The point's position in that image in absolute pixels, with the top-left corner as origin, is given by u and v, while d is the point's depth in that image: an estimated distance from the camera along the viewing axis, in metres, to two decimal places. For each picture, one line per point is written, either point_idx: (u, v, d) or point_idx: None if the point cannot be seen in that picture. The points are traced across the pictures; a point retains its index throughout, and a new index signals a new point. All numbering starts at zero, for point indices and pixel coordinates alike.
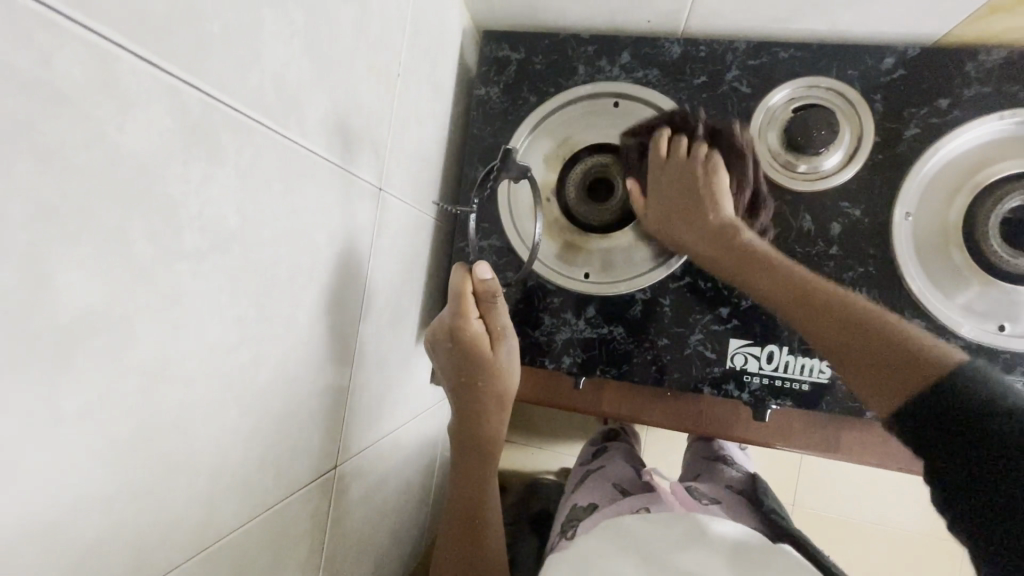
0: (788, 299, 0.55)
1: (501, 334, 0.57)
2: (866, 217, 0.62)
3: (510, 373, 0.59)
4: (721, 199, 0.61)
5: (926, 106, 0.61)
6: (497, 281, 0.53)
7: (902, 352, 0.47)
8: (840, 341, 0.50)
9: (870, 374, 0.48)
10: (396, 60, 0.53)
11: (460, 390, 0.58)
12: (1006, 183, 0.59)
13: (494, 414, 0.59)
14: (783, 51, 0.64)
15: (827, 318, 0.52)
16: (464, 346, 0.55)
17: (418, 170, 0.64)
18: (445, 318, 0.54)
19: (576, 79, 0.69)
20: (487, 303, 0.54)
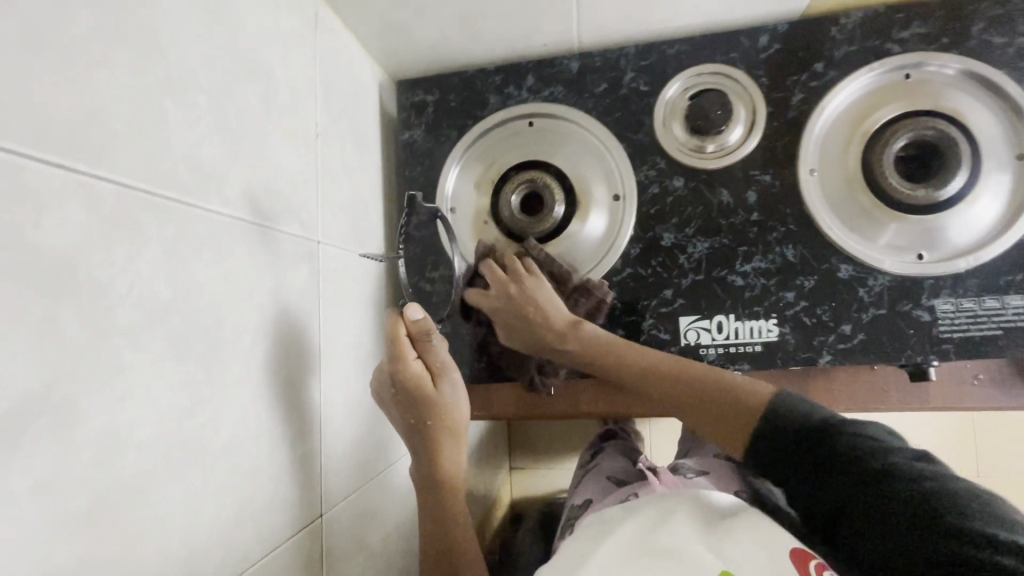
0: (663, 387, 0.58)
1: (442, 370, 0.60)
2: (776, 181, 0.67)
3: (459, 406, 0.62)
4: (548, 300, 0.62)
5: (805, 71, 0.67)
6: (428, 319, 0.58)
7: (744, 412, 0.53)
8: (706, 414, 0.55)
9: (721, 428, 0.54)
10: (310, 124, 0.57)
11: (414, 433, 0.61)
12: (889, 127, 0.64)
13: (451, 448, 0.62)
14: (669, 49, 0.70)
15: (693, 400, 0.56)
16: (408, 386, 0.58)
17: (356, 220, 0.68)
18: (386, 363, 0.58)
19: (489, 109, 0.74)
20: (422, 341, 0.59)
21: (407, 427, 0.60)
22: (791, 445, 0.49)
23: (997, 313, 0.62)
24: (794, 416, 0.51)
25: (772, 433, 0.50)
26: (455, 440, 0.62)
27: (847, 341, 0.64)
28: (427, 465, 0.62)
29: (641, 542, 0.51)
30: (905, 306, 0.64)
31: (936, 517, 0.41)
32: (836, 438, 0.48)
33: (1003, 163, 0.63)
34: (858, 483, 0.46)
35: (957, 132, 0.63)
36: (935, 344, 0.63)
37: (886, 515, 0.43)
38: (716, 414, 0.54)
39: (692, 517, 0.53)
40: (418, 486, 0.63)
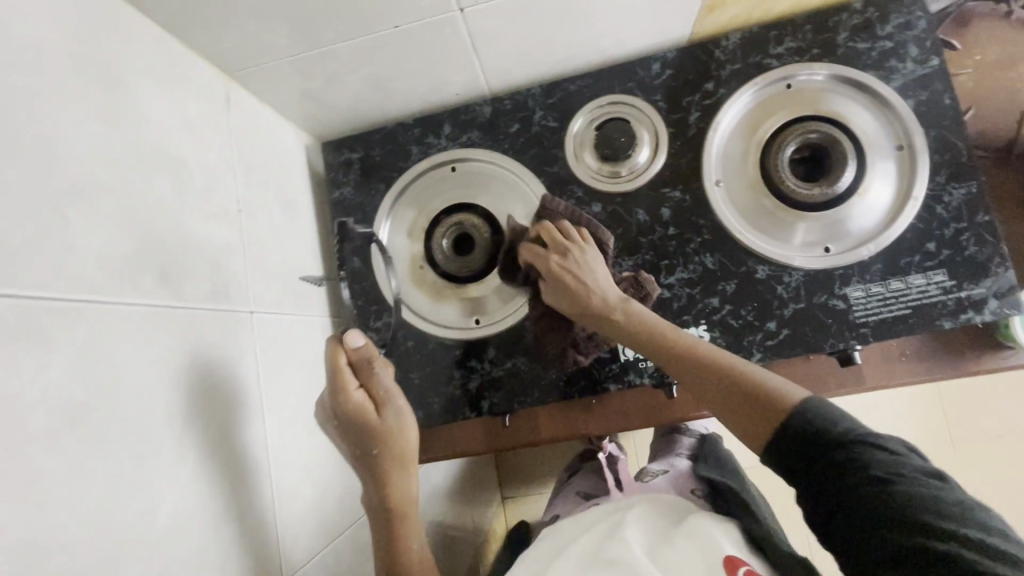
0: (689, 365, 0.57)
1: (385, 398, 0.62)
2: (686, 195, 0.71)
3: (407, 433, 0.63)
4: (590, 271, 0.64)
5: (697, 92, 0.72)
6: (370, 346, 0.61)
7: (765, 407, 0.51)
8: (722, 399, 0.54)
9: (750, 422, 0.52)
10: (232, 200, 0.60)
11: (361, 462, 0.62)
12: (780, 134, 0.69)
13: (400, 475, 0.62)
14: (572, 85, 0.74)
15: (719, 380, 0.55)
16: (351, 417, 0.60)
17: (293, 283, 0.70)
18: (329, 396, 0.60)
19: (413, 159, 0.78)
20: (364, 370, 0.61)
21: (355, 458, 0.61)
22: (804, 443, 0.48)
23: (904, 294, 0.66)
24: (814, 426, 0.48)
25: (796, 432, 0.49)
26: (402, 467, 0.62)
27: (774, 337, 0.67)
28: (377, 495, 0.61)
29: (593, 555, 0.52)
30: (821, 297, 0.67)
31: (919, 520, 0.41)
32: (839, 445, 0.46)
33: (886, 154, 0.68)
34: (844, 482, 0.45)
35: (840, 131, 0.68)
36: (853, 329, 0.66)
37: (868, 517, 0.43)
38: (732, 403, 0.53)
39: (640, 531, 0.55)
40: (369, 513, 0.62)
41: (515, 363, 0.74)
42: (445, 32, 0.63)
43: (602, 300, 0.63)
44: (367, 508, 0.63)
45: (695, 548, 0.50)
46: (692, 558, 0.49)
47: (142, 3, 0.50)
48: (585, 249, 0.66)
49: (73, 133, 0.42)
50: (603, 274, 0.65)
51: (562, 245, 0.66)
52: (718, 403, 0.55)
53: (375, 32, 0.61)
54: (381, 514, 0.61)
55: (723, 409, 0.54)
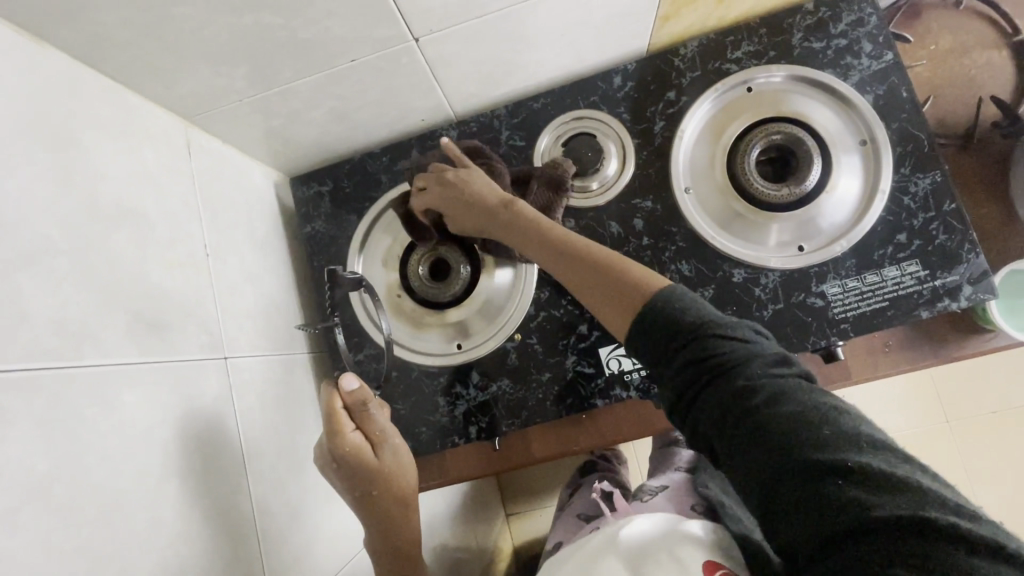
0: (566, 264, 0.60)
1: (382, 438, 0.61)
2: (657, 205, 0.71)
3: (405, 472, 0.62)
4: (482, 187, 0.67)
5: (660, 101, 0.72)
6: (364, 388, 0.59)
7: (625, 285, 0.55)
8: (589, 284, 0.57)
9: (612, 308, 0.55)
10: (198, 246, 0.59)
11: (362, 503, 0.61)
12: (744, 138, 0.70)
13: (402, 516, 0.62)
14: (536, 103, 0.75)
15: (587, 271, 0.58)
16: (348, 461, 0.58)
17: (269, 323, 0.69)
18: (324, 438, 0.59)
19: (383, 188, 0.77)
20: (360, 412, 0.60)
21: (355, 501, 0.60)
22: (679, 359, 0.49)
23: (880, 287, 0.66)
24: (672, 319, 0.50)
25: (670, 329, 0.50)
26: (404, 506, 0.62)
27: None
28: (380, 535, 0.62)
29: None
30: (800, 297, 0.67)
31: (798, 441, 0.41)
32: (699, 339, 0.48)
33: (851, 149, 0.68)
34: (729, 399, 0.46)
35: (803, 130, 0.68)
36: (833, 326, 0.66)
37: (757, 442, 0.43)
38: (597, 286, 0.57)
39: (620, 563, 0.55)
40: (373, 551, 0.63)
41: (500, 386, 0.72)
42: (403, 62, 0.63)
43: (493, 205, 0.66)
44: (369, 547, 0.64)
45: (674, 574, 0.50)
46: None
47: (89, 57, 0.49)
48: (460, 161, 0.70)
49: (23, 198, 0.41)
50: (482, 182, 0.68)
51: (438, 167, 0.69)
52: (589, 292, 0.57)
53: (332, 67, 0.61)
54: (386, 552, 0.62)
55: (591, 298, 0.57)
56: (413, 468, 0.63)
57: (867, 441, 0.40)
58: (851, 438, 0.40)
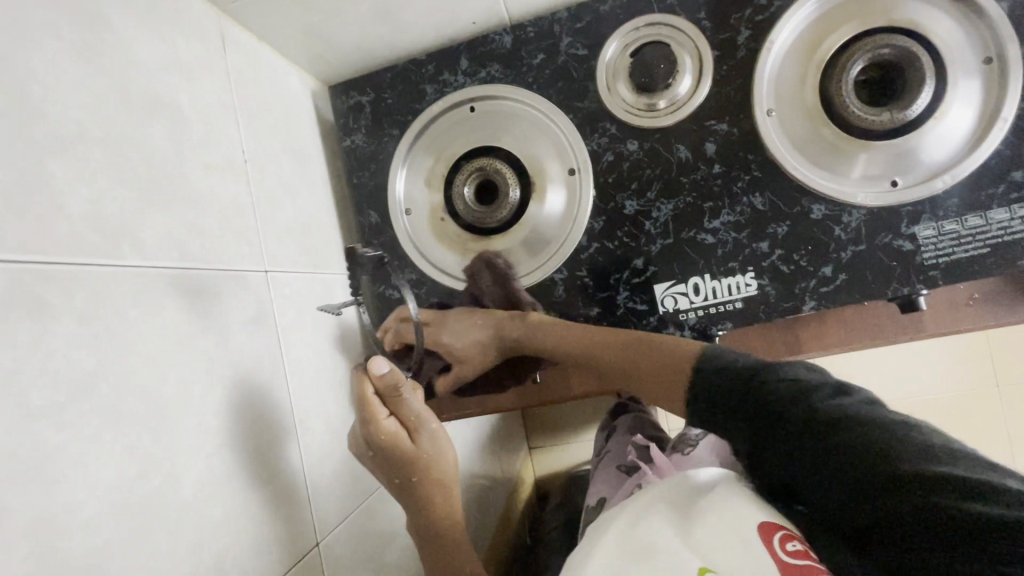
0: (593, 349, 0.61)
1: (417, 423, 0.59)
2: (734, 127, 0.63)
3: (443, 456, 0.60)
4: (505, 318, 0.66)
5: (749, 7, 0.62)
6: (396, 373, 0.57)
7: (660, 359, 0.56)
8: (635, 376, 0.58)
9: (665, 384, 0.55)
10: (235, 149, 0.55)
11: (399, 487, 0.59)
12: (844, 52, 0.60)
13: (442, 499, 0.60)
14: (602, 6, 0.66)
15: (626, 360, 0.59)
16: (384, 448, 0.57)
17: (309, 240, 0.66)
18: (360, 426, 0.58)
19: (427, 99, 0.71)
20: (392, 398, 0.58)
21: (393, 488, 0.59)
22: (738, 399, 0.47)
23: (982, 231, 0.59)
24: (727, 368, 0.50)
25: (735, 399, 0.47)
26: (444, 489, 0.60)
27: (830, 284, 0.61)
28: (422, 520, 0.60)
29: (627, 546, 0.44)
30: (885, 238, 0.61)
31: (870, 461, 0.37)
32: (753, 380, 0.47)
33: (971, 69, 0.59)
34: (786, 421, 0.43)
35: (916, 44, 0.58)
36: (920, 273, 0.60)
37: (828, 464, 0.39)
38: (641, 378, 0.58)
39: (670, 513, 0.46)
40: (416, 535, 0.61)
41: None
42: None
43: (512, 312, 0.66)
44: (415, 534, 0.62)
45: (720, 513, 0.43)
46: (721, 532, 0.41)
47: None
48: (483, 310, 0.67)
49: (48, 74, 0.37)
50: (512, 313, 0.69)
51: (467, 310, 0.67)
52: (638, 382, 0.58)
53: None
54: (431, 538, 0.60)
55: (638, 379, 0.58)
56: (452, 449, 0.61)
57: (942, 451, 0.37)
58: (927, 447, 0.37)
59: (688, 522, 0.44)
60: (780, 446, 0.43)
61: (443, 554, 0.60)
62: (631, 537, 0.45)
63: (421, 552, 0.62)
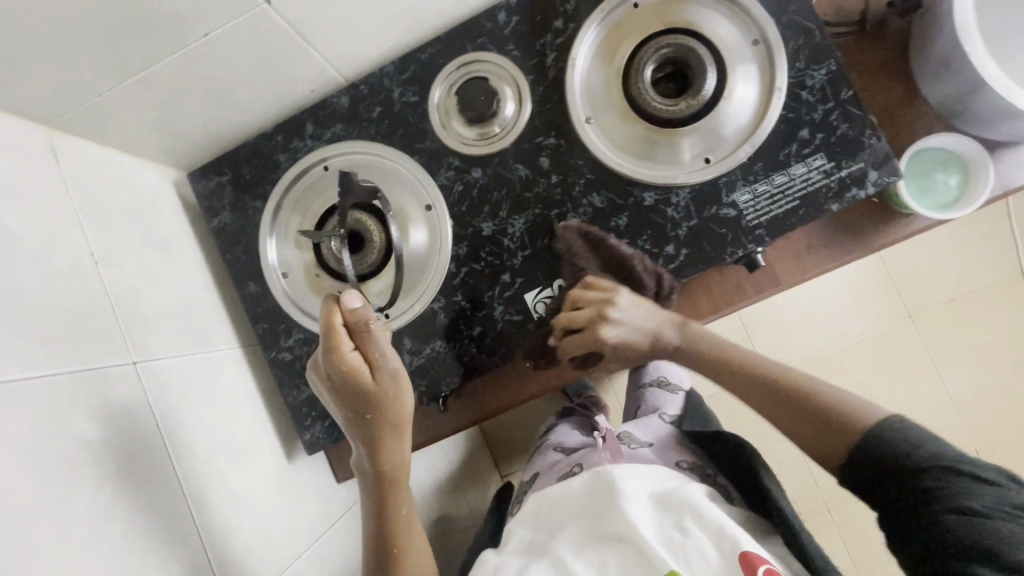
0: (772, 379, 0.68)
1: (382, 363, 0.62)
2: (561, 139, 0.69)
3: (400, 399, 0.63)
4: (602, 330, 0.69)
5: (549, 33, 0.69)
6: (367, 309, 0.59)
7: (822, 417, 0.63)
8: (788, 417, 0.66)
9: (820, 434, 0.63)
10: (83, 254, 0.57)
11: (353, 421, 0.64)
12: (636, 56, 0.67)
13: (392, 442, 0.64)
14: (423, 54, 0.72)
15: (801, 416, 0.65)
16: (343, 377, 0.60)
17: (187, 324, 0.67)
18: (323, 353, 0.60)
19: (283, 167, 0.74)
20: (361, 333, 0.60)
21: (348, 419, 0.63)
22: (891, 476, 0.57)
23: (790, 186, 0.65)
24: (886, 453, 0.58)
25: (883, 465, 0.57)
26: (396, 432, 0.64)
27: (674, 260, 0.67)
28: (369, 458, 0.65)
29: (610, 535, 0.60)
30: (711, 209, 0.67)
31: (983, 547, 0.48)
32: (911, 469, 0.55)
33: (744, 53, 0.67)
34: (916, 496, 0.54)
35: (693, 40, 0.66)
36: (748, 234, 0.66)
37: (936, 533, 0.51)
38: (800, 418, 0.65)
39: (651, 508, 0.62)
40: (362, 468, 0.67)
41: (434, 348, 0.71)
42: (263, 29, 0.59)
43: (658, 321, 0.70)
44: (359, 467, 0.68)
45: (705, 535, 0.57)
46: (705, 548, 0.56)
47: None
48: (615, 299, 0.68)
49: None
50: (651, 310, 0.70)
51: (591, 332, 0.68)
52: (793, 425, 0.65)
53: (186, 43, 0.57)
54: (376, 477, 0.66)
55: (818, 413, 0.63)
56: (412, 394, 0.64)
57: None
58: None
59: (661, 523, 0.59)
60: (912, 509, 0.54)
61: (380, 492, 0.67)
62: (606, 518, 0.62)
63: (364, 484, 0.68)
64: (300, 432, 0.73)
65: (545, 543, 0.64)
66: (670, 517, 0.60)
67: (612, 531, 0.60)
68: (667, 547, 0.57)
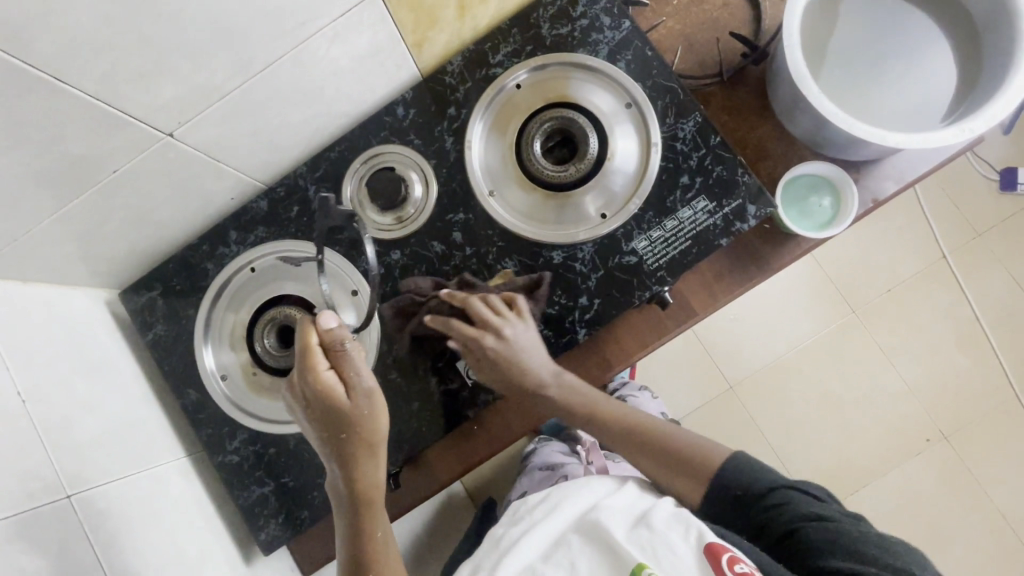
0: (634, 436, 0.75)
1: (355, 383, 0.63)
2: (469, 214, 0.74)
3: (375, 419, 0.65)
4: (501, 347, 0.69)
5: (444, 120, 0.76)
6: (342, 329, 0.62)
7: (669, 455, 0.72)
8: (638, 454, 0.74)
9: (669, 470, 0.71)
10: (10, 397, 0.58)
11: (328, 441, 0.65)
12: (524, 132, 0.74)
13: (368, 463, 0.65)
14: (333, 153, 0.77)
15: (647, 454, 0.73)
16: (317, 396, 0.62)
17: (126, 444, 0.68)
18: (298, 372, 0.62)
19: (211, 275, 0.78)
20: (334, 352, 0.62)
21: (323, 440, 0.65)
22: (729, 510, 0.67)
23: (681, 229, 0.71)
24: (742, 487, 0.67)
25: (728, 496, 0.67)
26: (372, 452, 0.65)
27: (589, 310, 0.71)
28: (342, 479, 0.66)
29: (586, 534, 0.63)
30: (615, 259, 0.72)
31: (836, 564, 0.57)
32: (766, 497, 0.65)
33: (619, 116, 0.74)
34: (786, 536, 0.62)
35: (572, 112, 0.73)
36: (652, 277, 0.71)
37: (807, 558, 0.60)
38: (644, 457, 0.74)
39: (622, 514, 0.65)
40: (335, 491, 0.67)
41: None
42: (172, 157, 0.63)
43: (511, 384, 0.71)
44: (332, 488, 0.68)
45: (674, 532, 0.60)
46: (672, 545, 0.58)
47: None
48: (485, 338, 0.68)
49: None
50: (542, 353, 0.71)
51: (474, 340, 0.69)
52: (637, 458, 0.74)
53: (97, 182, 0.61)
54: (349, 500, 0.66)
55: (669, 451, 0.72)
56: (387, 415, 0.66)
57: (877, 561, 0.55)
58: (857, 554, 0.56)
59: (631, 525, 0.63)
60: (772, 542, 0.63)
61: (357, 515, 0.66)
62: (579, 523, 0.66)
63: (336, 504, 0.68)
64: (254, 534, 0.73)
65: (510, 545, 0.67)
66: (641, 521, 0.63)
67: (585, 533, 0.63)
68: (636, 543, 0.59)
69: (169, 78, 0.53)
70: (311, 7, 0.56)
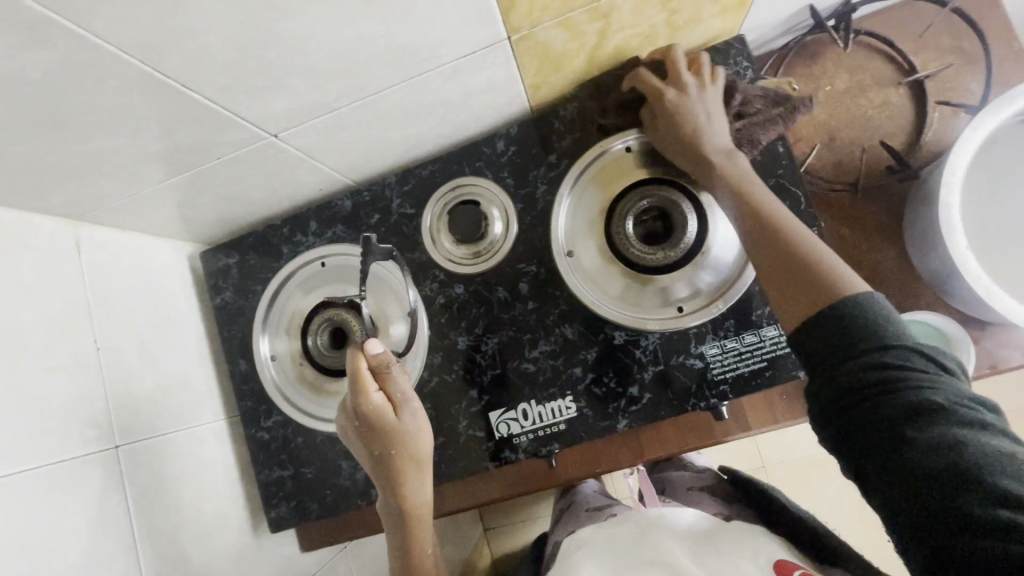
0: (771, 247, 0.55)
1: (401, 400, 0.64)
2: (541, 268, 0.72)
3: (419, 436, 0.65)
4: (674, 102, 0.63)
5: (542, 165, 0.73)
6: (388, 353, 0.63)
7: (804, 285, 0.52)
8: (766, 259, 0.56)
9: (791, 298, 0.52)
10: (87, 344, 0.63)
11: (376, 462, 0.64)
12: (619, 203, 0.70)
13: (414, 479, 0.64)
14: (424, 171, 0.76)
15: (775, 262, 0.55)
16: (366, 417, 0.63)
17: (177, 400, 0.73)
18: (348, 395, 0.63)
19: (284, 257, 0.80)
20: (382, 374, 0.63)
21: (371, 462, 0.64)
22: (821, 354, 0.48)
23: (759, 347, 0.66)
24: (865, 328, 0.47)
25: (839, 337, 0.48)
26: (418, 469, 0.64)
27: (637, 402, 0.68)
28: (392, 500, 0.64)
29: (643, 557, 0.59)
30: (678, 358, 0.67)
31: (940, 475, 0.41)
32: (863, 355, 0.46)
33: None
34: (876, 416, 0.44)
35: (675, 192, 0.68)
36: (712, 388, 0.66)
37: (888, 452, 0.44)
38: (771, 266, 0.55)
39: (682, 538, 0.61)
40: (384, 515, 0.66)
41: None
42: (271, 153, 0.64)
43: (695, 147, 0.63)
44: (383, 512, 0.66)
45: (740, 552, 0.57)
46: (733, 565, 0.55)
47: None
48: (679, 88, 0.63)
49: None
50: (716, 123, 0.63)
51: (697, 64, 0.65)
52: (765, 270, 0.56)
53: (200, 166, 0.63)
54: (397, 516, 0.64)
55: (796, 260, 0.53)
56: (429, 432, 0.66)
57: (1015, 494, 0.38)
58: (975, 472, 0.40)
59: (697, 553, 0.58)
60: (845, 409, 0.46)
61: (405, 535, 0.65)
62: (636, 545, 0.62)
63: (389, 525, 0.66)
64: (267, 510, 0.77)
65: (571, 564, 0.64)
66: (706, 545, 0.59)
67: (649, 558, 0.59)
68: (700, 565, 0.56)
69: (284, 93, 0.53)
70: (434, 46, 0.54)
